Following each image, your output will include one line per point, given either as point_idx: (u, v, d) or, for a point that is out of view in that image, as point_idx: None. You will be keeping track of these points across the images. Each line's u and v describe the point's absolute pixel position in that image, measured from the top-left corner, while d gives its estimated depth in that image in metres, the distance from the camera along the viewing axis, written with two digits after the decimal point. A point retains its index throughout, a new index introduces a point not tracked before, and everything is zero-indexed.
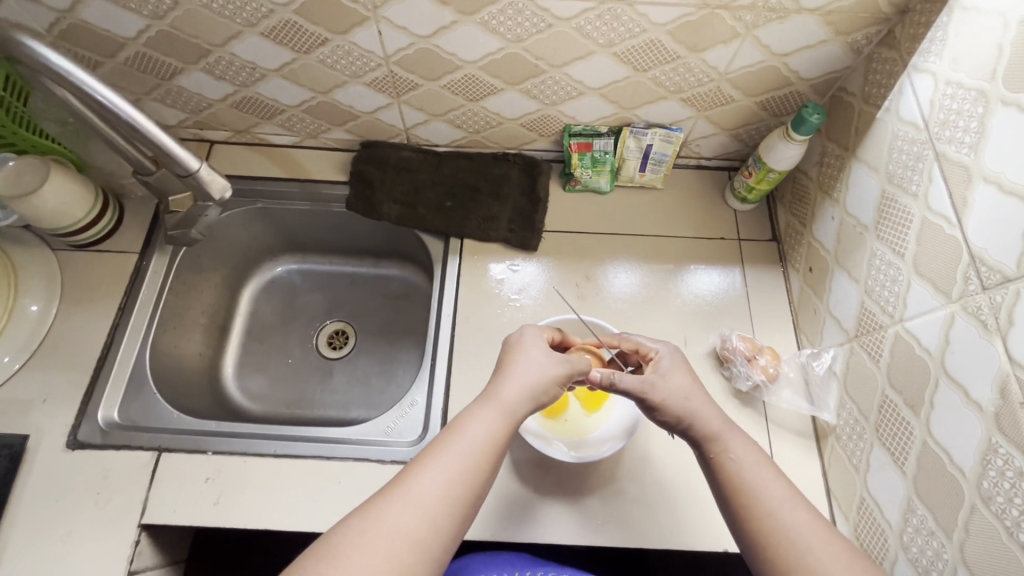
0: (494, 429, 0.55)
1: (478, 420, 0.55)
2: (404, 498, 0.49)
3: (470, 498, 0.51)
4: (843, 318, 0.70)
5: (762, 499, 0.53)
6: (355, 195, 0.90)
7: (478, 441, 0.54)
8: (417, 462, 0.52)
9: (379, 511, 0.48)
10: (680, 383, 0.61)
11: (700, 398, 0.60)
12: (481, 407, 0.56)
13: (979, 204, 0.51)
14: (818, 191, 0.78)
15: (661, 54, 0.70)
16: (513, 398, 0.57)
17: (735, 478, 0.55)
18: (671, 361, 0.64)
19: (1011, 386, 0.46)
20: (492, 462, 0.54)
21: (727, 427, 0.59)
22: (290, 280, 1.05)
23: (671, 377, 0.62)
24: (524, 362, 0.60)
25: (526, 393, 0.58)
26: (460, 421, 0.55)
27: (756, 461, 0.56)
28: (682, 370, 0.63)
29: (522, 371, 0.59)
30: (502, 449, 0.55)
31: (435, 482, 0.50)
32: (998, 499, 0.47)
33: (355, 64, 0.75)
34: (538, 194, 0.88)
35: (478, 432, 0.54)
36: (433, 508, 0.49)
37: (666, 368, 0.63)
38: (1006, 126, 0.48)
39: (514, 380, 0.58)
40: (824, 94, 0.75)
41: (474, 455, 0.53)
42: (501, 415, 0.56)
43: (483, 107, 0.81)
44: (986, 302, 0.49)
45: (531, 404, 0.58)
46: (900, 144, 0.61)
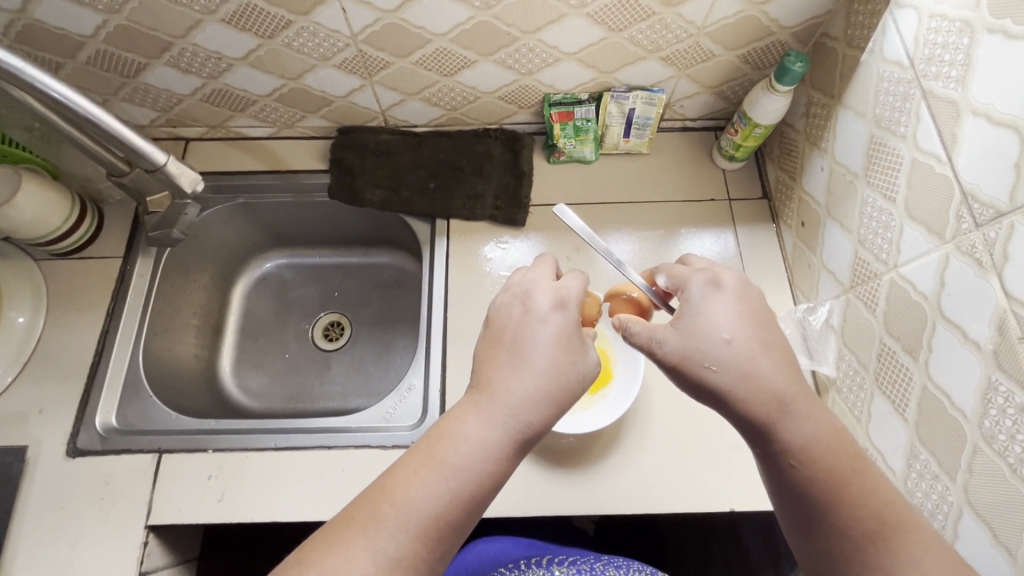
0: (484, 447, 0.48)
1: (471, 435, 0.48)
2: (368, 541, 0.44)
3: (448, 534, 0.46)
4: (838, 271, 0.69)
5: (841, 503, 0.46)
6: (336, 183, 0.89)
7: (467, 465, 0.47)
8: (391, 486, 0.46)
9: (338, 557, 0.43)
10: (727, 340, 0.48)
11: (746, 362, 0.48)
12: (473, 416, 0.49)
13: (968, 139, 0.49)
14: (805, 142, 0.76)
15: (636, 12, 0.68)
16: (516, 403, 0.49)
17: (804, 482, 0.47)
18: (711, 307, 0.50)
19: (1009, 322, 0.45)
20: (482, 485, 0.47)
21: (805, 403, 0.48)
22: (280, 275, 1.04)
23: (703, 326, 0.49)
24: (532, 352, 0.51)
25: (531, 399, 0.49)
26: (446, 436, 0.48)
27: (833, 450, 0.47)
28: (710, 317, 0.49)
29: (524, 362, 0.50)
30: (497, 467, 0.48)
31: (407, 517, 0.45)
32: (1000, 437, 0.46)
33: (322, 46, 0.73)
34: (522, 168, 0.87)
35: (466, 449, 0.47)
36: (404, 547, 0.44)
37: (696, 314, 0.50)
38: (993, 56, 0.47)
39: (517, 381, 0.50)
40: (806, 42, 0.73)
41: (459, 484, 0.47)
42: (499, 431, 0.48)
43: (459, 81, 0.79)
44: (980, 239, 0.48)
45: (536, 406, 0.50)
46: (886, 86, 0.59)
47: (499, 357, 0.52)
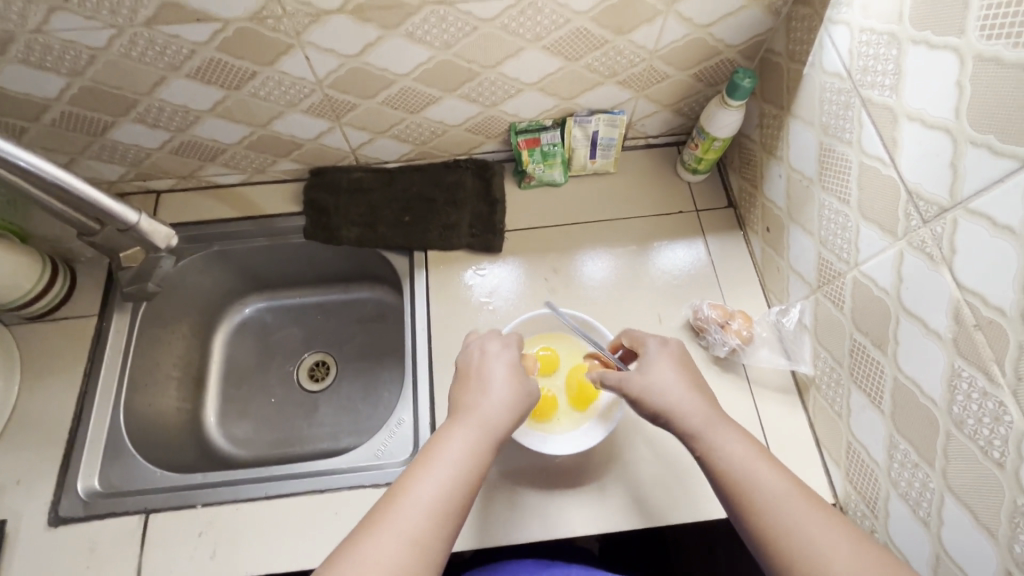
0: (474, 447, 0.53)
1: (459, 437, 0.53)
2: (390, 534, 0.47)
3: (456, 528, 0.49)
4: (804, 272, 0.72)
5: (760, 489, 0.53)
6: (311, 224, 0.90)
7: (462, 461, 0.52)
8: (400, 488, 0.50)
9: (366, 551, 0.46)
10: (671, 379, 0.61)
11: (687, 396, 0.60)
12: (458, 425, 0.55)
13: (907, 142, 0.52)
14: (762, 151, 0.79)
15: (591, 41, 0.71)
16: (493, 412, 0.56)
17: (731, 477, 0.55)
18: (660, 355, 0.63)
19: (963, 311, 0.48)
20: (477, 481, 0.52)
21: (725, 421, 0.58)
22: (261, 319, 1.04)
23: (654, 368, 0.62)
24: (496, 374, 0.58)
25: (504, 408, 0.56)
26: (438, 443, 0.53)
27: (746, 447, 0.56)
28: (661, 363, 0.63)
29: (492, 382, 0.58)
30: (486, 465, 0.53)
31: (420, 509, 0.48)
32: (969, 421, 0.48)
33: (289, 93, 0.74)
34: (494, 195, 0.89)
35: (459, 450, 0.52)
36: (421, 538, 0.47)
37: (649, 361, 0.63)
38: (920, 65, 0.50)
39: (489, 396, 0.57)
40: (753, 59, 0.77)
41: (458, 481, 0.51)
42: (482, 435, 0.54)
43: (426, 117, 0.81)
44: (929, 235, 0.51)
45: (510, 413, 0.56)
46: (829, 96, 0.63)
47: (467, 383, 0.58)
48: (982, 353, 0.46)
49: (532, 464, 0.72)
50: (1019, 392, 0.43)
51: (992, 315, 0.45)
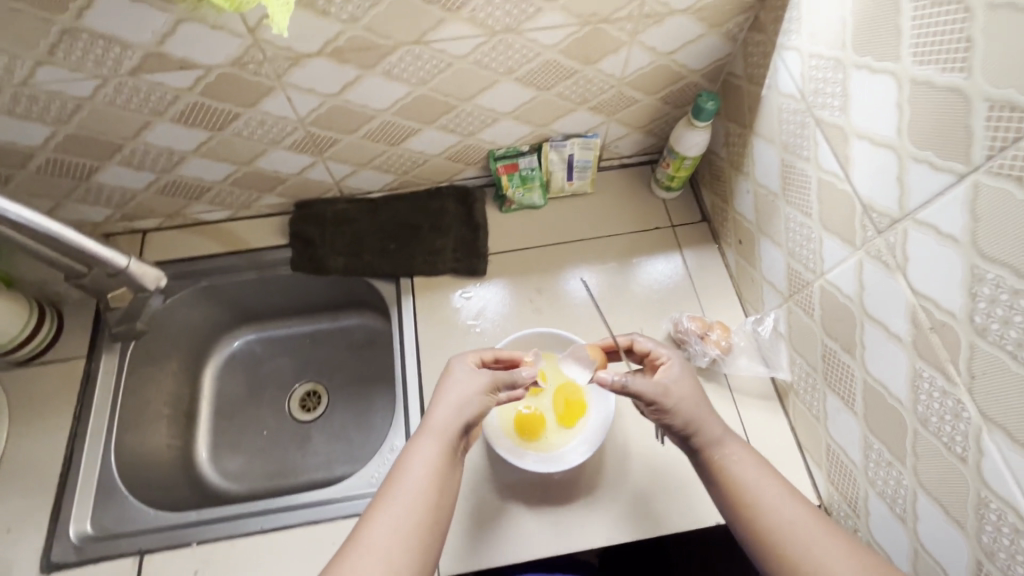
0: (429, 461, 0.59)
1: (416, 454, 0.60)
2: (363, 552, 0.53)
3: (425, 534, 0.56)
4: (776, 282, 0.75)
5: (762, 496, 0.58)
6: (298, 256, 0.91)
7: (420, 474, 0.59)
8: (369, 511, 0.57)
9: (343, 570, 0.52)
10: (693, 392, 0.65)
11: (708, 409, 0.64)
12: (416, 443, 0.61)
13: (858, 159, 0.56)
14: (730, 168, 0.83)
15: (561, 72, 0.74)
16: (444, 425, 0.62)
17: (737, 483, 0.59)
18: (679, 369, 0.67)
19: (919, 315, 0.51)
20: (438, 488, 0.59)
21: (730, 435, 0.63)
22: (251, 351, 1.05)
23: (683, 382, 0.65)
24: (445, 391, 0.65)
25: (454, 420, 0.62)
26: (399, 464, 0.60)
27: (750, 459, 0.61)
28: (686, 377, 0.66)
29: (444, 399, 0.64)
30: (445, 472, 0.60)
31: (387, 525, 0.55)
32: (933, 419, 0.51)
33: (271, 132, 0.76)
34: (476, 220, 0.92)
35: (418, 466, 0.59)
36: (390, 550, 0.54)
37: (676, 374, 0.66)
38: (864, 88, 0.53)
39: (440, 412, 0.63)
40: (716, 81, 0.81)
41: (418, 493, 0.57)
42: (437, 448, 0.60)
43: (406, 148, 0.84)
44: (884, 245, 0.54)
45: (463, 422, 0.63)
46: (787, 116, 0.67)
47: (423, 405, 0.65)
48: (939, 354, 0.49)
49: (524, 482, 0.73)
50: (974, 390, 0.46)
51: (944, 317, 0.48)
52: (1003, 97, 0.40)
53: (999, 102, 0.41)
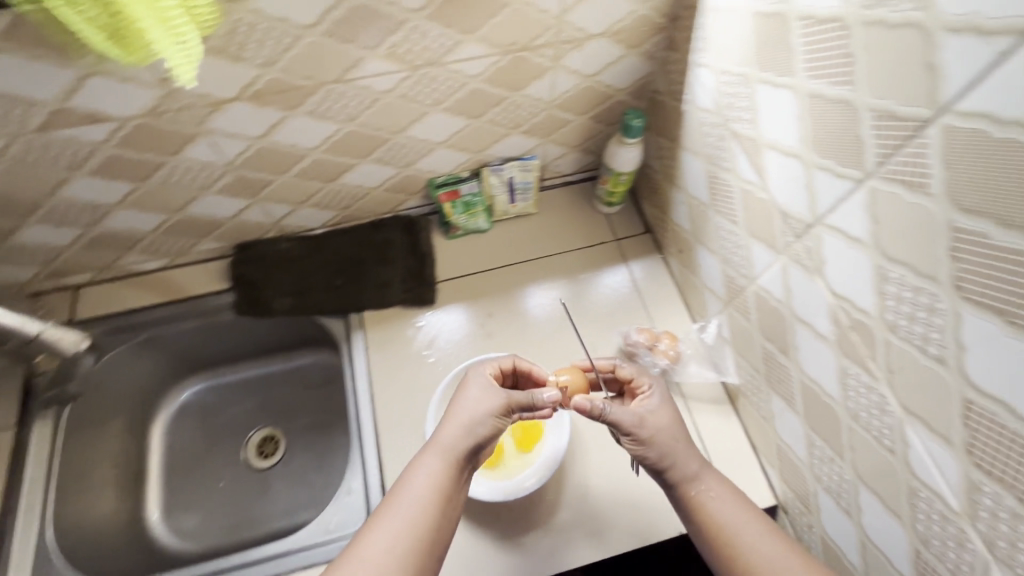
0: (432, 477, 0.58)
1: (421, 472, 0.59)
2: (355, 565, 0.52)
3: (421, 554, 0.54)
4: (715, 288, 0.77)
5: (740, 534, 0.58)
6: (242, 299, 0.89)
7: (422, 494, 0.57)
8: (369, 522, 0.56)
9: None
10: (671, 421, 0.64)
11: (686, 442, 0.63)
12: (423, 457, 0.60)
13: (771, 169, 0.58)
14: (664, 180, 0.85)
15: (489, 100, 0.75)
16: (452, 442, 0.60)
17: (714, 520, 0.59)
18: (658, 401, 0.66)
19: (840, 316, 0.53)
20: (439, 507, 0.57)
21: (710, 471, 0.63)
22: (201, 401, 1.01)
23: (661, 413, 0.65)
24: (459, 405, 0.63)
25: (463, 435, 0.61)
26: (404, 477, 0.59)
27: (730, 497, 0.61)
28: (664, 409, 0.65)
29: (456, 413, 0.63)
30: (448, 491, 0.58)
31: (382, 539, 0.54)
32: (863, 414, 0.52)
33: (199, 178, 0.74)
34: (422, 249, 0.91)
35: (421, 482, 0.58)
36: (384, 564, 0.52)
37: (655, 404, 0.65)
38: (768, 102, 0.56)
39: (450, 426, 0.61)
40: (642, 98, 0.83)
41: (420, 509, 0.56)
42: (443, 464, 0.59)
43: (343, 184, 0.83)
44: (802, 250, 0.56)
45: (472, 440, 0.61)
46: (707, 129, 0.69)
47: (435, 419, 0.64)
48: (860, 351, 0.51)
49: (485, 512, 0.72)
50: (893, 384, 0.48)
51: (860, 316, 0.50)
52: (885, 107, 0.42)
53: (882, 112, 0.43)
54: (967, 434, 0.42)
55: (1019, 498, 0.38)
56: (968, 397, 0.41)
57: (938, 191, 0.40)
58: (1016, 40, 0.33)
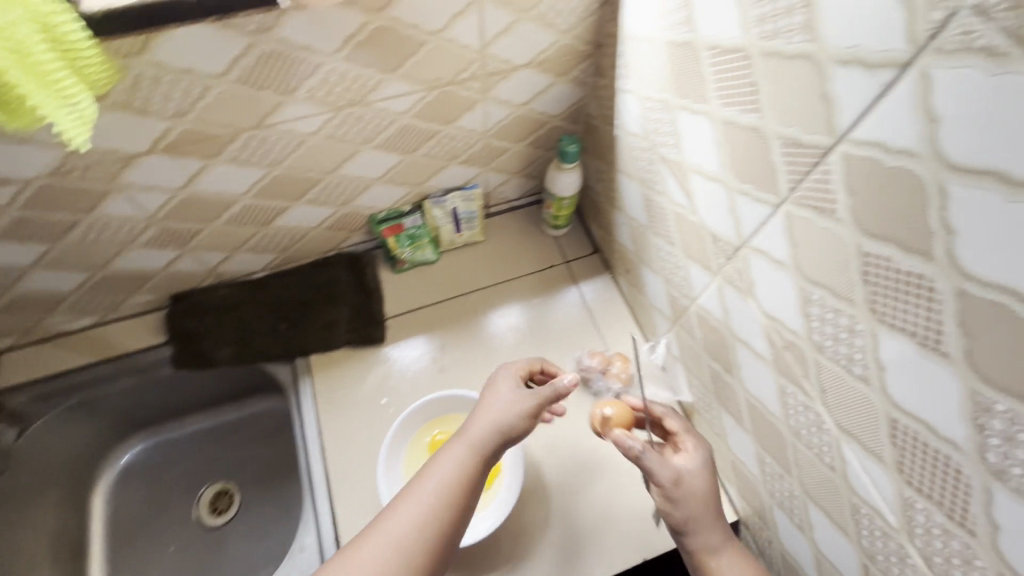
0: (460, 467, 0.55)
1: (445, 463, 0.55)
2: (375, 542, 0.50)
3: (439, 544, 0.51)
4: (662, 308, 0.77)
5: None
6: (180, 353, 0.85)
7: (443, 485, 0.53)
8: (394, 501, 0.54)
9: (354, 555, 0.50)
10: (703, 485, 0.61)
11: (714, 511, 0.60)
12: (450, 445, 0.57)
13: (698, 192, 0.58)
14: (606, 202, 0.86)
15: (421, 134, 0.74)
16: (482, 434, 0.57)
17: None
18: (698, 463, 0.62)
19: (774, 336, 0.53)
20: (465, 498, 0.54)
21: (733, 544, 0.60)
22: (147, 460, 0.96)
23: (693, 475, 0.61)
24: (494, 398, 0.61)
25: (494, 429, 0.58)
26: (432, 462, 0.56)
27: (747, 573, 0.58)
28: (701, 474, 0.62)
29: (490, 405, 0.60)
30: (475, 482, 0.55)
31: (404, 521, 0.51)
32: (803, 433, 0.53)
33: (120, 233, 0.71)
34: (369, 286, 0.89)
35: (448, 470, 0.54)
36: (404, 546, 0.50)
37: (692, 466, 0.62)
38: (689, 127, 0.56)
39: (483, 417, 0.59)
40: (577, 122, 0.84)
41: (445, 497, 0.53)
42: (474, 453, 0.56)
43: (278, 227, 0.80)
44: (734, 271, 0.56)
45: (501, 437, 0.58)
46: (638, 152, 0.69)
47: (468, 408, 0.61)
48: (794, 370, 0.51)
49: None
50: (827, 402, 0.48)
51: (790, 336, 0.50)
52: (791, 134, 0.43)
53: (789, 140, 0.43)
54: (896, 452, 0.42)
55: (948, 515, 0.39)
56: (893, 417, 0.41)
57: (844, 216, 0.40)
58: (898, 72, 0.33)
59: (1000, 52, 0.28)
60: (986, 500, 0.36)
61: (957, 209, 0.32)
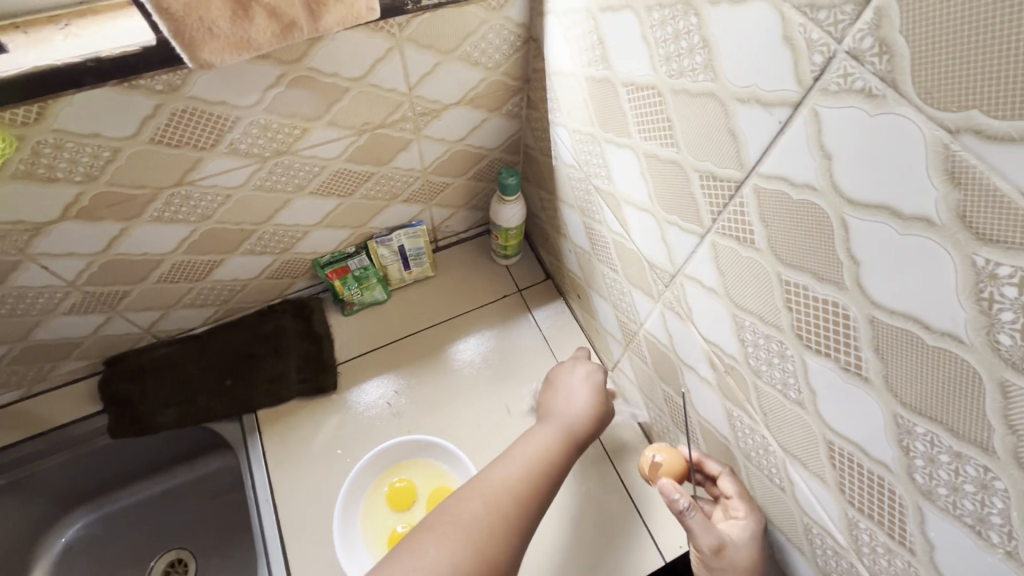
0: (555, 442, 0.63)
1: (539, 436, 0.63)
2: (488, 486, 0.56)
3: (536, 504, 0.56)
4: (614, 333, 0.77)
5: None
6: (116, 421, 0.80)
7: (539, 450, 0.61)
8: (498, 458, 0.60)
9: (470, 493, 0.55)
10: (744, 556, 0.54)
11: None
12: (544, 426, 0.65)
13: (632, 221, 0.59)
14: (552, 229, 0.86)
15: (356, 177, 0.72)
16: (572, 419, 0.66)
17: None
18: (746, 532, 0.55)
19: (715, 360, 0.53)
20: (556, 469, 0.61)
21: None
22: (90, 536, 0.90)
23: (737, 545, 0.54)
24: (577, 392, 0.71)
25: (582, 417, 0.67)
26: (529, 435, 0.64)
27: None
28: (747, 547, 0.54)
29: (574, 396, 0.70)
30: (563, 459, 0.62)
31: (512, 474, 0.57)
32: (754, 455, 0.53)
33: (38, 303, 0.67)
34: (317, 332, 0.86)
35: (543, 444, 0.62)
36: (513, 493, 0.55)
37: (738, 535, 0.55)
38: (617, 159, 0.57)
39: (570, 406, 0.68)
40: (517, 153, 0.84)
41: (542, 466, 0.60)
42: (563, 433, 0.64)
43: (215, 280, 0.77)
44: (673, 298, 0.57)
45: (587, 424, 0.67)
46: (575, 183, 0.70)
47: (555, 399, 0.70)
48: (737, 394, 0.52)
49: None
50: (770, 425, 0.48)
51: (730, 361, 0.51)
52: (706, 168, 0.44)
53: (705, 173, 0.44)
54: (836, 474, 0.43)
55: (889, 534, 0.40)
56: (829, 440, 0.42)
57: (762, 246, 0.41)
58: (791, 111, 0.34)
59: (877, 94, 0.29)
60: (919, 519, 0.36)
61: (857, 241, 0.33)
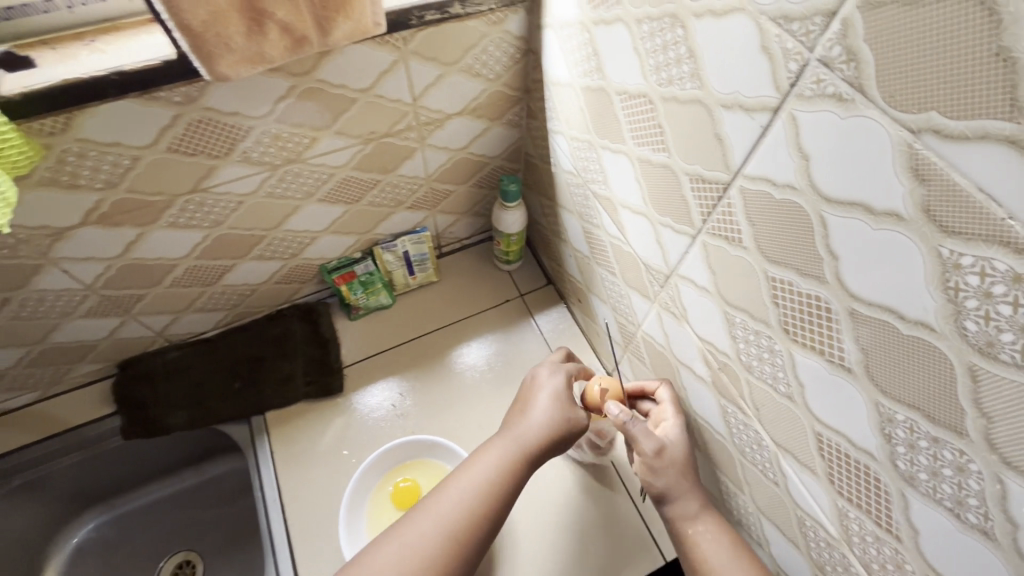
0: (504, 462, 0.60)
1: (489, 454, 0.61)
2: (420, 522, 0.56)
3: (473, 534, 0.56)
4: (613, 334, 0.78)
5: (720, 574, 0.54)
6: (129, 422, 0.82)
7: (485, 471, 0.60)
8: (440, 484, 0.60)
9: (401, 531, 0.56)
10: (676, 446, 0.60)
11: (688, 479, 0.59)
12: (495, 442, 0.63)
13: (628, 224, 0.61)
14: (552, 234, 0.88)
15: (363, 185, 0.75)
16: (528, 433, 0.63)
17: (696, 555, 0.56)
18: (678, 430, 0.61)
19: (709, 357, 0.55)
20: (501, 492, 0.59)
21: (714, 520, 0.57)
22: (101, 537, 0.92)
23: (669, 439, 0.60)
24: (539, 399, 0.66)
25: (539, 431, 0.63)
26: (477, 454, 0.62)
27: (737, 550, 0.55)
28: (679, 443, 0.60)
29: (535, 404, 0.66)
30: (513, 480, 0.60)
31: (447, 505, 0.57)
32: (748, 450, 0.54)
33: (57, 306, 0.70)
34: (324, 336, 0.88)
35: (491, 464, 0.60)
36: (446, 527, 0.56)
37: (670, 431, 0.61)
38: (612, 164, 0.59)
39: (528, 418, 0.64)
40: (518, 161, 0.86)
41: (484, 491, 0.58)
42: (515, 451, 0.61)
43: (225, 284, 0.80)
44: (668, 298, 0.58)
45: (544, 437, 0.63)
46: (573, 188, 0.72)
47: (516, 409, 0.67)
48: (730, 390, 0.53)
49: None
50: (761, 419, 0.50)
51: (723, 358, 0.52)
52: (695, 172, 0.46)
53: (695, 176, 0.46)
54: (825, 464, 0.44)
55: (876, 521, 0.41)
56: (818, 432, 0.43)
57: (749, 244, 0.43)
58: (771, 115, 0.36)
59: (847, 98, 0.31)
60: (903, 505, 0.38)
61: (835, 237, 0.35)
